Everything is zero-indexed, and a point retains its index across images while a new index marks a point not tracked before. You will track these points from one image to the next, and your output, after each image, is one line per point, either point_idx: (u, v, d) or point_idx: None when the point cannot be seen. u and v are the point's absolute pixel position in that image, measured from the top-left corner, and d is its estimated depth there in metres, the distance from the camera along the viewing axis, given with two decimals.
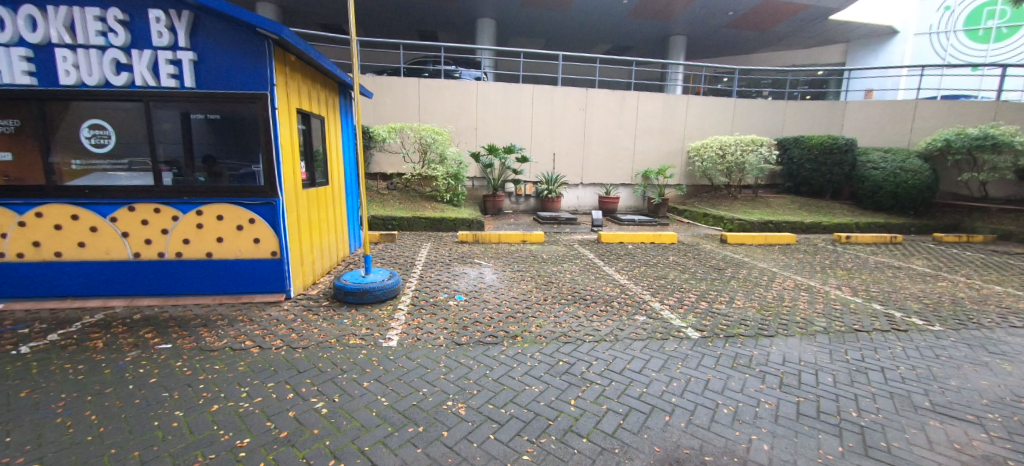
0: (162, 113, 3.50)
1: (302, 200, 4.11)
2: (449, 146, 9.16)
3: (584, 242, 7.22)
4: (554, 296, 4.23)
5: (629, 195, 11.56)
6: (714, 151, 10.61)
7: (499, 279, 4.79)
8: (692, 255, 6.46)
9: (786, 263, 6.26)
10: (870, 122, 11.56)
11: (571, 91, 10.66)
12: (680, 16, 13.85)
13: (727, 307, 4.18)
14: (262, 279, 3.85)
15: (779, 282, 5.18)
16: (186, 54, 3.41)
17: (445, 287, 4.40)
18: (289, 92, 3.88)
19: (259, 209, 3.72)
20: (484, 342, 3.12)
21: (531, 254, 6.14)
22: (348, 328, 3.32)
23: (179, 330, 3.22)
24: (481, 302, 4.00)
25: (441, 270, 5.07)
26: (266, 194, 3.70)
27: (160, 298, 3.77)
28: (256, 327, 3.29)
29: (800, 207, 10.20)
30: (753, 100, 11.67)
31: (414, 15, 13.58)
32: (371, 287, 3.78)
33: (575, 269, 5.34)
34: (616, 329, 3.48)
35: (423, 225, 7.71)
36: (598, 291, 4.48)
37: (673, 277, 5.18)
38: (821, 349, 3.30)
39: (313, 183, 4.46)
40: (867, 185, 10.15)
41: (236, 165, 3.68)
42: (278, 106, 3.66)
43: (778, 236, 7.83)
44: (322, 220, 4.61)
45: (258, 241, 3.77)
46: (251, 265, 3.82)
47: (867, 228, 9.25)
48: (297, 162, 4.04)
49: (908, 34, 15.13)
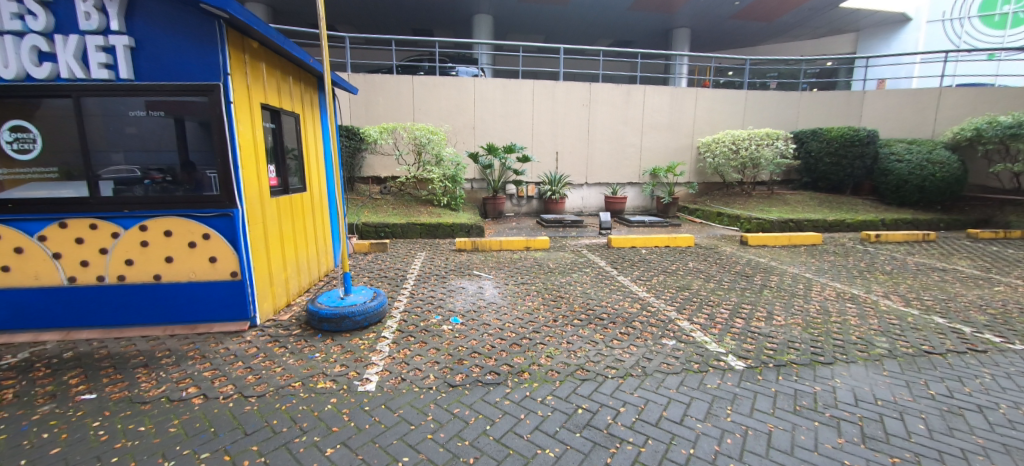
0: (97, 110, 2.93)
1: (270, 209, 3.53)
2: (445, 146, 8.57)
3: (593, 248, 6.64)
4: (567, 316, 3.62)
5: (637, 195, 11.00)
6: (727, 146, 10.01)
7: (500, 295, 4.18)
8: (713, 261, 5.87)
9: (818, 268, 5.66)
10: (890, 112, 10.90)
11: (574, 86, 10.08)
12: (684, 8, 13.28)
13: (768, 325, 3.58)
14: (220, 305, 3.23)
15: (819, 291, 4.58)
16: (119, 39, 2.82)
17: (439, 308, 3.79)
18: (250, 84, 3.30)
19: (214, 222, 3.13)
20: (483, 383, 2.53)
21: (537, 263, 5.56)
22: (319, 367, 2.73)
23: (113, 374, 2.64)
24: (481, 327, 3.39)
25: (435, 285, 4.48)
26: (222, 204, 3.10)
27: (102, 330, 3.17)
28: (207, 367, 2.72)
29: (821, 205, 9.57)
30: (766, 92, 11.08)
31: (408, 12, 13.05)
32: (350, 312, 3.19)
33: (586, 280, 4.74)
34: (643, 359, 2.89)
35: (418, 232, 7.14)
36: (615, 308, 3.87)
37: (697, 288, 4.57)
38: (896, 382, 2.71)
39: (286, 188, 3.88)
40: (891, 179, 9.53)
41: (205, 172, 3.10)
42: (234, 100, 3.07)
43: (803, 236, 7.22)
44: (297, 231, 4.04)
45: (215, 260, 3.16)
46: (206, 288, 3.19)
47: (893, 225, 8.65)
48: (263, 167, 3.45)
49: (922, 21, 14.44)
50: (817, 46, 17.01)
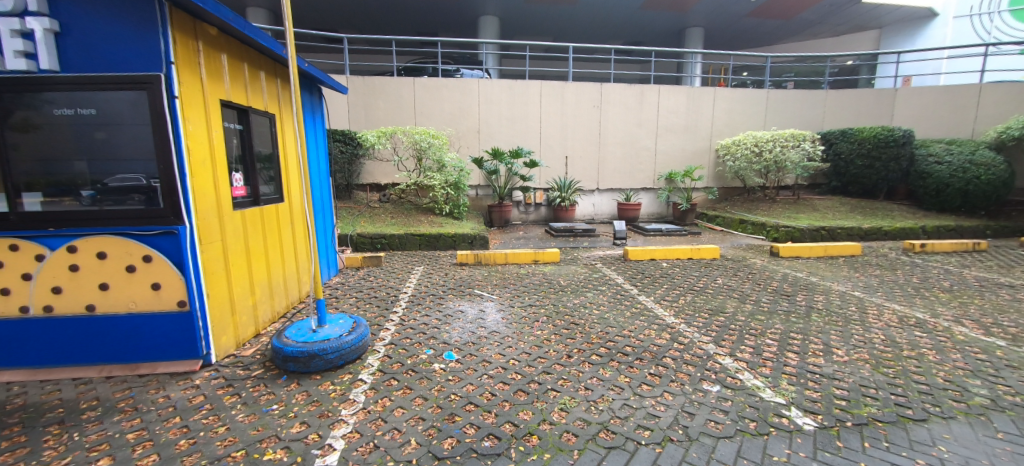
0: (15, 108, 2.41)
1: (232, 224, 2.98)
2: (447, 151, 8.05)
3: (608, 261, 6.02)
4: (583, 351, 3.01)
5: (651, 201, 10.37)
6: (749, 149, 9.34)
7: (503, 322, 3.59)
8: (745, 276, 5.22)
9: (866, 284, 4.98)
10: (924, 111, 10.15)
11: (584, 86, 9.52)
12: (698, 6, 12.69)
13: (829, 363, 2.93)
14: (165, 341, 2.67)
15: (877, 316, 3.90)
16: (38, 21, 2.27)
17: (432, 340, 3.20)
18: (205, 76, 2.77)
19: (157, 240, 2.57)
20: (479, 454, 1.94)
21: (546, 280, 4.97)
22: (272, 426, 2.16)
23: (16, 436, 2.09)
24: (480, 366, 2.79)
25: (429, 309, 3.91)
26: (163, 220, 2.53)
27: (28, 371, 2.64)
28: (133, 427, 2.16)
29: (852, 210, 8.87)
30: (789, 91, 10.40)
31: (412, 15, 12.64)
32: (320, 350, 2.63)
33: (603, 301, 4.12)
34: (682, 414, 2.27)
35: (416, 244, 6.60)
36: (640, 339, 3.25)
37: (733, 311, 3.92)
38: (1021, 451, 2.05)
39: (256, 199, 3.35)
40: (930, 183, 8.79)
41: (146, 183, 2.54)
42: (180, 95, 2.53)
43: (841, 246, 6.53)
44: (270, 248, 3.50)
45: (157, 287, 2.60)
46: (148, 321, 2.63)
47: (935, 232, 7.91)
48: (223, 174, 2.92)
49: (949, 16, 13.35)
50: (837, 44, 16.31)
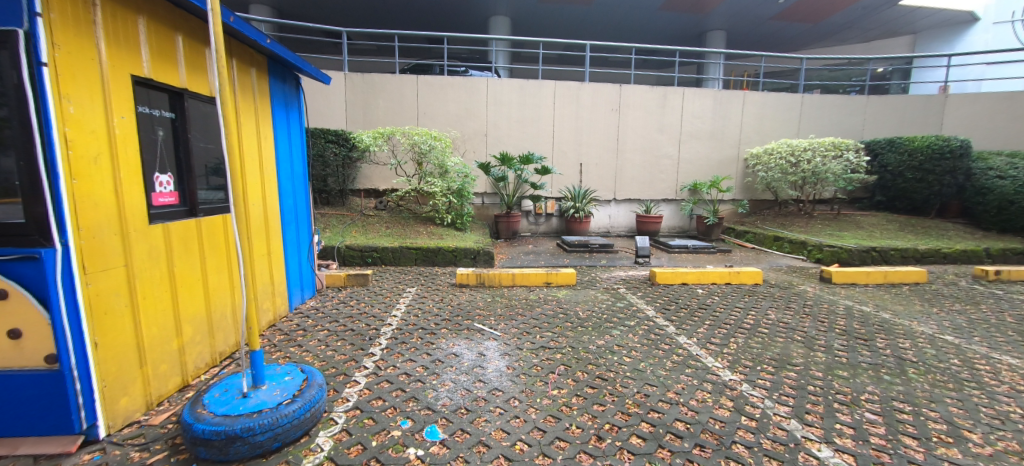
0: None
1: (144, 243, 2.21)
2: (450, 155, 7.29)
3: (631, 285, 5.17)
4: (617, 429, 2.17)
5: (673, 214, 9.51)
6: (785, 158, 8.45)
7: (507, 373, 2.76)
8: (800, 309, 4.33)
9: (953, 324, 4.06)
10: (979, 119, 9.22)
11: (601, 88, 8.73)
12: (720, 7, 11.91)
13: (971, 460, 2.04)
14: (30, 410, 1.87)
15: (993, 374, 3.00)
16: None
17: (411, 403, 2.38)
18: (104, 41, 2.01)
19: (17, 268, 1.78)
20: None
21: (561, 309, 4.12)
22: None
23: None
24: (474, 453, 1.96)
25: (415, 351, 3.08)
26: (23, 240, 1.76)
27: None
28: None
29: (902, 229, 7.93)
30: (826, 96, 9.52)
31: (419, 14, 12.00)
32: (245, 430, 1.82)
33: (635, 345, 3.26)
34: None
35: (412, 258, 5.83)
36: (692, 408, 2.38)
37: (804, 363, 3.05)
38: None
39: (192, 209, 2.60)
40: (991, 199, 7.79)
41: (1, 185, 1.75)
42: (55, 62, 1.76)
43: (904, 272, 5.59)
44: (210, 272, 2.73)
45: (18, 335, 1.81)
46: (5, 383, 1.84)
47: (1001, 256, 6.95)
48: (131, 175, 2.14)
49: (988, 22, 12.34)
50: (868, 50, 15.18)
